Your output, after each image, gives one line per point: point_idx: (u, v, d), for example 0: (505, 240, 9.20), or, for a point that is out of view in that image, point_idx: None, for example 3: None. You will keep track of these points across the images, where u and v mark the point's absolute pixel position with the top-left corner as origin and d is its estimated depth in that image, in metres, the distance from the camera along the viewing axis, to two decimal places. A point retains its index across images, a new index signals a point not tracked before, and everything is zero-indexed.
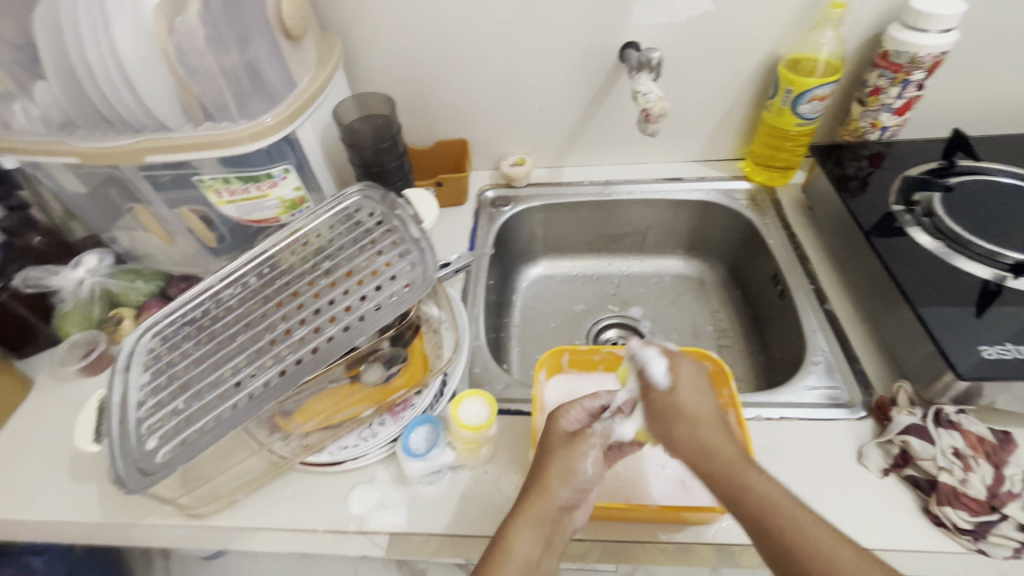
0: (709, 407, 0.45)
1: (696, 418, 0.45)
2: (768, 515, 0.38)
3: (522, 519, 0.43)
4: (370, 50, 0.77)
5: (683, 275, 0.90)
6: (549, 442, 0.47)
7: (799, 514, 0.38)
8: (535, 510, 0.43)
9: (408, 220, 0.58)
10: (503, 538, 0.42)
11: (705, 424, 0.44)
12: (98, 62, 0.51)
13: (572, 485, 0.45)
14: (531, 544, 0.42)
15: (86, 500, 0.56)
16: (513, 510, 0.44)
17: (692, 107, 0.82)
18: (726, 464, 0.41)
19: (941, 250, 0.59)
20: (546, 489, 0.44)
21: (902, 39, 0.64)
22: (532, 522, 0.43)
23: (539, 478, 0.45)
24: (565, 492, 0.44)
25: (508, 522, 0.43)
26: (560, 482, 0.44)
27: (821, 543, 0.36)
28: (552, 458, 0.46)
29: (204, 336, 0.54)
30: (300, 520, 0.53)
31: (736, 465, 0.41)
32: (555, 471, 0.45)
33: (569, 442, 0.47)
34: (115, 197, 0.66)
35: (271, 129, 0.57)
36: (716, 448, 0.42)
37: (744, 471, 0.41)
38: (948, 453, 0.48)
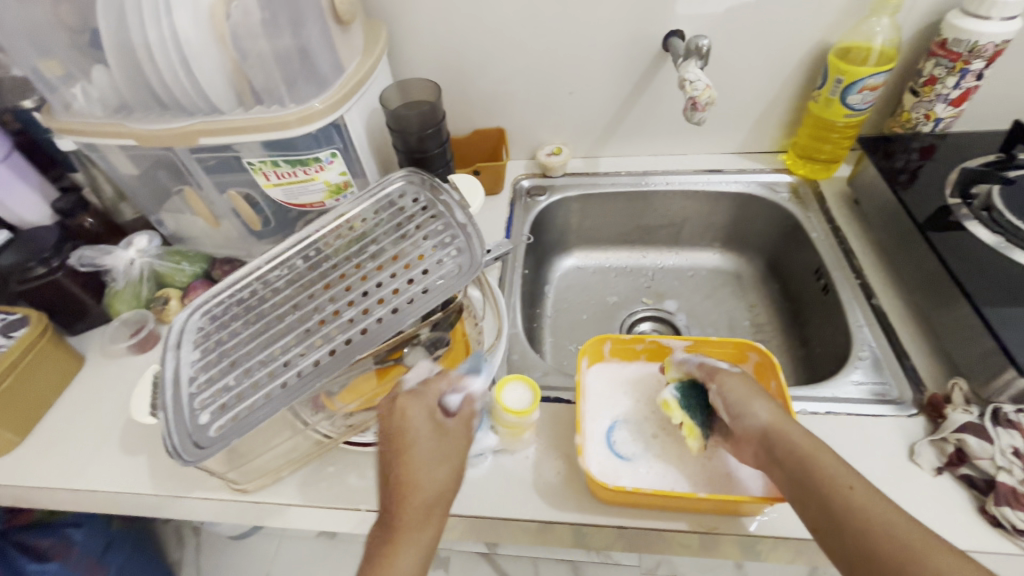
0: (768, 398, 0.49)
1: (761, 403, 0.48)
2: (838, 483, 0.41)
3: (406, 527, 0.40)
4: (412, 38, 0.77)
5: (719, 269, 0.89)
6: (405, 430, 0.44)
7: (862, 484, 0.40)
8: (411, 516, 0.41)
9: (453, 205, 0.58)
10: (387, 551, 0.39)
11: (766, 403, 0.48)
12: (157, 45, 0.53)
13: (429, 480, 0.42)
14: (416, 555, 0.39)
15: (137, 471, 0.58)
16: (391, 520, 0.41)
17: (734, 97, 0.80)
18: (794, 439, 0.44)
19: (1000, 246, 0.57)
20: (411, 484, 0.42)
21: (962, 26, 0.62)
22: (410, 532, 0.40)
23: (402, 476, 0.42)
24: (430, 492, 0.42)
25: (390, 533, 0.40)
26: (422, 477, 0.42)
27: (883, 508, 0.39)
28: (408, 455, 0.43)
29: (251, 316, 0.55)
30: (343, 498, 0.53)
31: (804, 440, 0.44)
32: (413, 465, 0.42)
33: (410, 435, 0.44)
34: (165, 180, 0.68)
35: (319, 114, 0.58)
36: (783, 424, 0.46)
37: (815, 447, 0.43)
38: (1007, 453, 0.46)
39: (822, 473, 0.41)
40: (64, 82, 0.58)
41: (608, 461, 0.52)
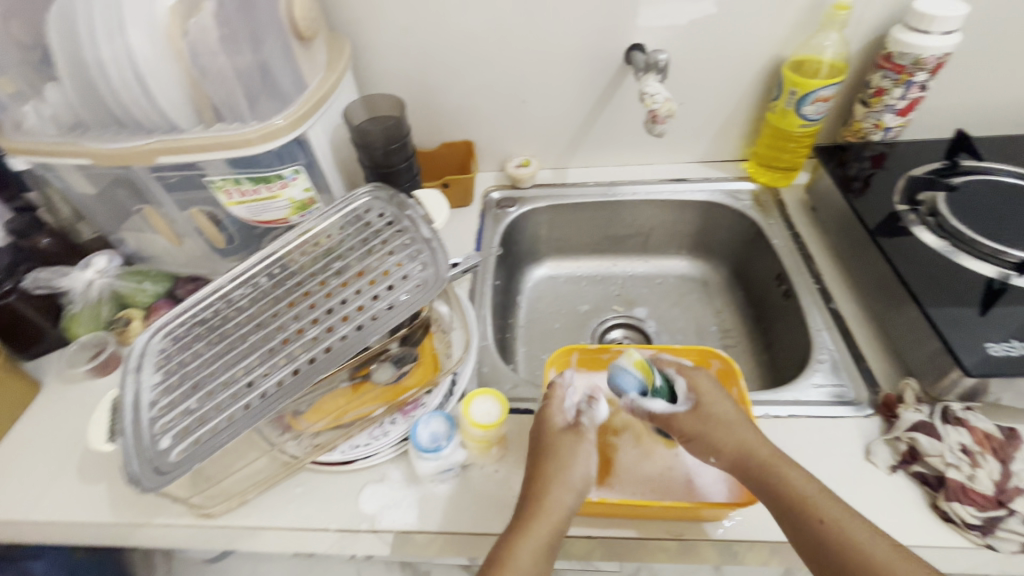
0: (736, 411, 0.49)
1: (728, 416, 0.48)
2: (808, 511, 0.42)
3: (536, 526, 0.43)
4: (377, 52, 0.78)
5: (686, 276, 0.91)
6: (549, 443, 0.48)
7: (831, 505, 0.42)
8: (538, 524, 0.43)
9: (418, 219, 0.58)
10: (506, 555, 0.41)
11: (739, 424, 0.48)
12: (111, 64, 0.52)
13: (573, 489, 0.45)
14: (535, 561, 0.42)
15: (96, 500, 0.56)
16: (515, 527, 0.43)
17: (696, 109, 0.82)
18: (764, 462, 0.45)
19: (946, 249, 0.60)
20: (549, 491, 0.45)
21: (904, 40, 0.65)
22: (537, 539, 0.43)
23: (542, 487, 0.45)
24: (564, 501, 0.45)
25: (520, 532, 0.43)
26: (561, 487, 0.45)
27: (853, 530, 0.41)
28: (548, 465, 0.46)
29: (215, 336, 0.54)
30: (311, 520, 0.53)
31: (771, 462, 0.45)
32: (556, 470, 0.46)
33: (568, 447, 0.48)
34: (124, 199, 0.66)
35: (280, 130, 0.57)
36: (752, 446, 0.46)
37: (786, 468, 0.44)
38: (955, 450, 0.48)
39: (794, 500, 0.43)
40: (15, 101, 0.57)
41: None
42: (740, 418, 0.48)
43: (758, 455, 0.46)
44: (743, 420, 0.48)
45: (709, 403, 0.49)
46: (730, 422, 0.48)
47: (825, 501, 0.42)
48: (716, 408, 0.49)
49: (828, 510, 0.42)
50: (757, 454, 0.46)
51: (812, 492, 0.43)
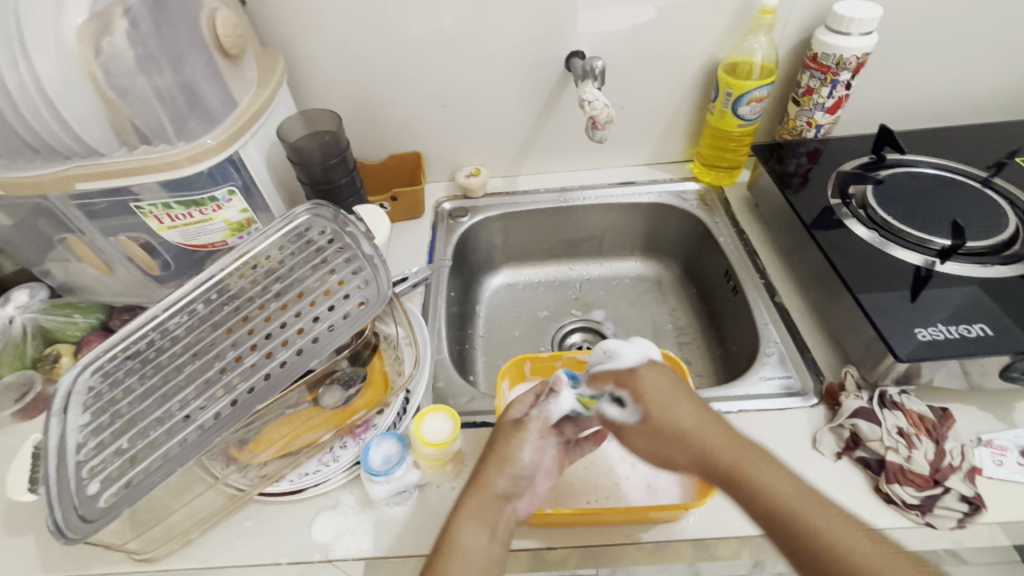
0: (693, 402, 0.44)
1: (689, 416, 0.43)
2: (786, 509, 0.37)
3: (463, 513, 0.43)
4: (315, 67, 0.76)
5: (641, 276, 0.92)
6: (498, 431, 0.48)
7: (814, 506, 0.37)
8: (474, 504, 0.43)
9: (360, 236, 0.57)
10: (447, 535, 0.42)
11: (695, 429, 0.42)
12: (17, 88, 0.49)
13: (509, 472, 0.45)
14: (475, 536, 0.42)
15: (25, 553, 0.52)
16: (456, 505, 0.44)
17: (639, 113, 0.84)
18: (726, 466, 0.40)
19: (876, 240, 0.63)
20: (485, 480, 0.45)
21: (827, 41, 0.68)
22: (473, 512, 0.43)
23: (484, 466, 0.46)
24: (504, 482, 0.45)
25: (448, 525, 0.43)
26: (498, 471, 0.45)
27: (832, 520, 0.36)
28: (493, 448, 0.47)
29: (148, 369, 0.51)
30: (262, 554, 0.50)
31: (737, 458, 0.40)
32: (495, 461, 0.45)
33: (513, 429, 0.47)
34: (45, 229, 0.62)
35: (210, 150, 0.55)
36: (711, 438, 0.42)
37: (752, 465, 0.40)
38: (893, 433, 0.50)
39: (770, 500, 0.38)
40: None
41: None
42: (699, 418, 0.43)
43: (716, 454, 0.41)
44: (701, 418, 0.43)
45: (666, 408, 0.44)
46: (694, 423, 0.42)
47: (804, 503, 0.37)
48: (675, 409, 0.43)
49: (805, 502, 0.37)
50: (718, 459, 0.41)
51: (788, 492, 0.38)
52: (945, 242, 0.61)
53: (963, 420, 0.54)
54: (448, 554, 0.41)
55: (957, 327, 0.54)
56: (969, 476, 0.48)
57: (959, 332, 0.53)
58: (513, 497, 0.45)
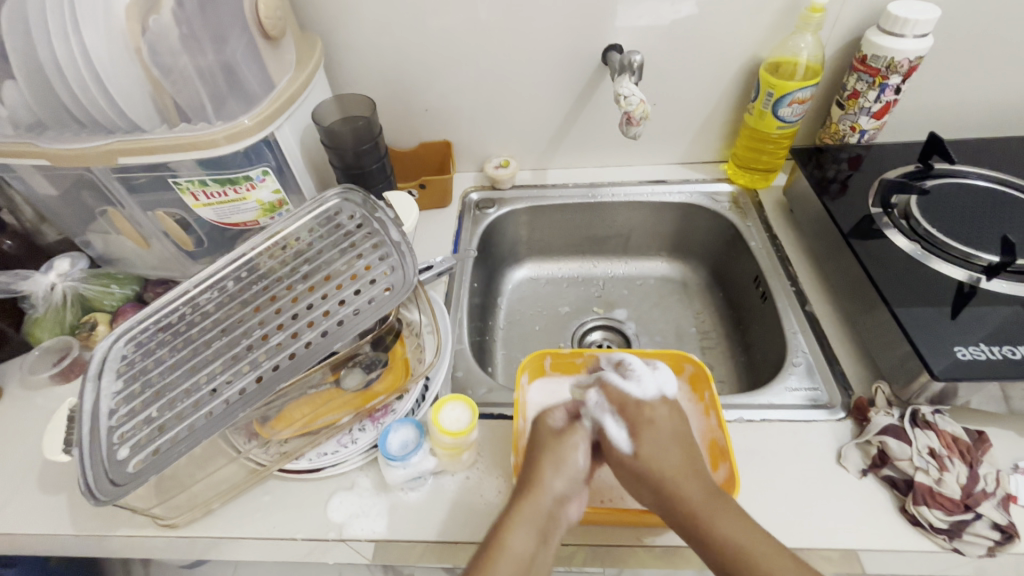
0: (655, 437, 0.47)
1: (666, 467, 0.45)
2: (739, 559, 0.40)
3: (513, 516, 0.43)
4: (351, 51, 0.76)
5: (667, 278, 0.90)
6: (538, 438, 0.48)
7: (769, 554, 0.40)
8: (528, 506, 0.43)
9: (388, 223, 0.57)
10: (499, 532, 0.42)
11: (672, 473, 0.45)
12: (67, 63, 0.50)
13: (565, 476, 0.46)
14: (526, 540, 0.42)
15: (58, 510, 0.54)
16: (508, 509, 0.44)
17: (675, 110, 0.82)
18: (692, 513, 0.43)
19: (918, 252, 0.60)
20: (539, 483, 0.45)
21: (878, 43, 0.65)
22: (526, 511, 0.43)
23: (531, 470, 0.46)
24: (558, 485, 0.45)
25: (493, 535, 0.42)
26: (554, 473, 0.45)
27: (781, 571, 0.39)
28: (543, 452, 0.47)
29: (178, 341, 0.53)
30: (277, 529, 0.52)
31: (699, 514, 0.42)
32: (545, 465, 0.46)
33: (563, 437, 0.48)
34: (88, 200, 0.64)
35: (247, 131, 0.56)
36: (683, 500, 0.43)
37: (715, 517, 0.42)
38: (924, 454, 0.48)
39: (724, 552, 0.40)
40: None
41: None
42: (679, 464, 0.45)
43: (676, 495, 0.44)
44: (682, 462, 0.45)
45: (658, 453, 0.46)
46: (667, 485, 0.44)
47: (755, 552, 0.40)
48: (664, 454, 0.46)
49: (754, 552, 0.40)
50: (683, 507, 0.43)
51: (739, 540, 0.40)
52: (992, 258, 0.58)
53: (999, 445, 0.52)
54: (499, 552, 0.41)
55: (1001, 348, 0.51)
56: (1002, 503, 0.47)
57: (1003, 353, 0.51)
58: (567, 501, 0.45)
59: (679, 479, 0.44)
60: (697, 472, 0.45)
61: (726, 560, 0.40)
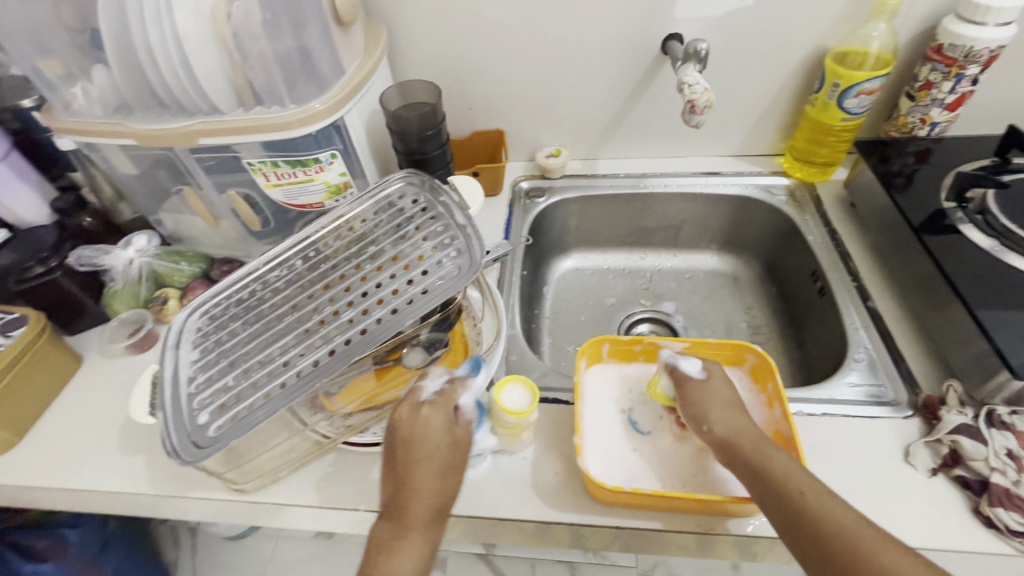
0: (726, 398, 0.50)
1: (729, 417, 0.48)
2: (789, 484, 0.42)
3: (407, 532, 0.42)
4: (412, 40, 0.78)
5: (717, 271, 0.89)
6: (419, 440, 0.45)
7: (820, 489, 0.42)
8: (399, 527, 0.42)
9: (453, 206, 0.58)
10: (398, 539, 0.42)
11: (727, 414, 0.48)
12: (158, 46, 0.52)
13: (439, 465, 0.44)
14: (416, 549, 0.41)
15: (137, 470, 0.57)
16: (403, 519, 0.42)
17: (733, 101, 0.81)
18: (753, 446, 0.45)
19: (995, 248, 0.58)
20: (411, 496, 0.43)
21: (957, 32, 0.63)
22: (405, 531, 0.42)
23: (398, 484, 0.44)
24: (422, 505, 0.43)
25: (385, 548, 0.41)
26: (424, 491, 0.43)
27: (824, 498, 0.41)
28: (416, 463, 0.44)
29: (250, 316, 0.55)
30: (342, 499, 0.53)
31: (756, 446, 0.45)
32: (412, 481, 0.43)
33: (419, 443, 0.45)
34: (165, 180, 0.67)
35: (319, 114, 0.58)
36: (739, 435, 0.47)
37: (767, 451, 0.45)
38: (1001, 455, 0.46)
39: (776, 477, 0.43)
40: (64, 82, 0.58)
41: (607, 463, 0.54)
42: (731, 406, 0.49)
43: (726, 429, 0.47)
44: (735, 408, 0.49)
45: (708, 399, 0.50)
46: (729, 425, 0.47)
47: (804, 479, 0.42)
48: (715, 403, 0.49)
49: (806, 480, 0.42)
50: (740, 442, 0.46)
51: (788, 467, 0.43)
52: None
53: None
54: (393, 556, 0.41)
55: None
56: None
57: None
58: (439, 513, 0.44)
59: (734, 420, 0.48)
60: (746, 417, 0.49)
61: (777, 478, 0.43)
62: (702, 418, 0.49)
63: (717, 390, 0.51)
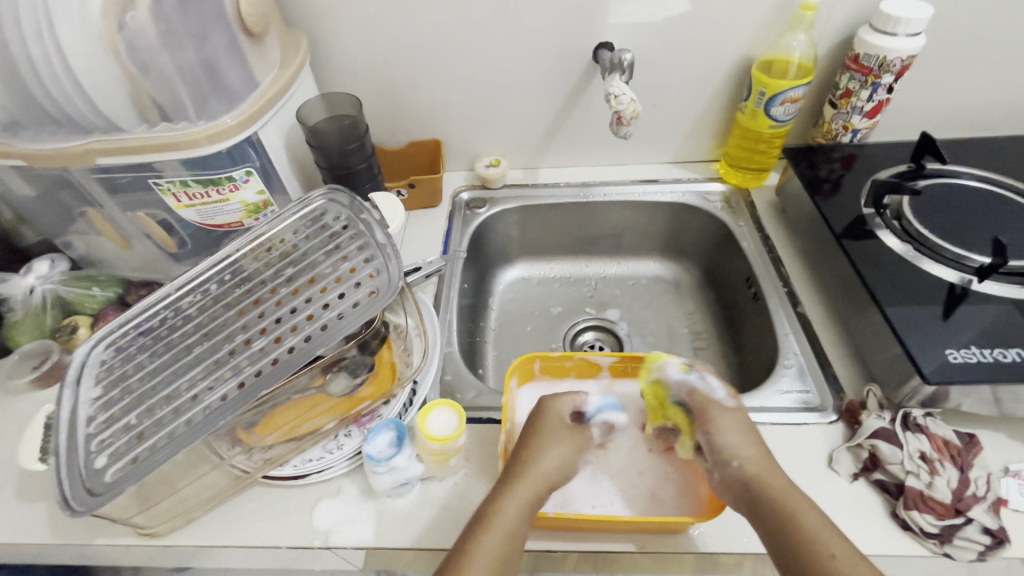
0: (753, 434, 0.48)
1: (756, 455, 0.46)
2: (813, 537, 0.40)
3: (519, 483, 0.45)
4: (339, 49, 0.75)
5: (659, 277, 0.90)
6: (538, 424, 0.50)
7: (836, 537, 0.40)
8: (518, 484, 0.45)
9: (374, 224, 0.56)
10: (492, 505, 0.44)
11: (753, 454, 0.46)
12: (43, 61, 0.49)
13: (563, 462, 0.48)
14: (518, 512, 0.43)
15: (36, 518, 0.53)
16: (503, 480, 0.46)
17: (668, 109, 0.81)
18: (782, 495, 0.43)
19: (910, 253, 0.60)
20: (535, 462, 0.47)
21: (871, 42, 0.64)
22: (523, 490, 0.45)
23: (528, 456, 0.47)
24: (552, 473, 0.46)
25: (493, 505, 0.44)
26: (547, 456, 0.47)
27: (846, 554, 0.39)
28: (541, 437, 0.49)
29: (159, 346, 0.52)
30: (262, 537, 0.51)
31: (787, 495, 0.43)
32: (546, 451, 0.48)
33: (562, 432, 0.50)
34: (67, 201, 0.63)
35: (230, 130, 0.55)
36: (770, 478, 0.44)
37: (799, 503, 0.42)
38: (914, 457, 0.48)
39: (805, 534, 0.41)
40: None
41: None
42: (757, 445, 0.47)
43: (753, 469, 0.45)
44: (759, 448, 0.47)
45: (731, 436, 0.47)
46: (757, 464, 0.45)
47: (836, 541, 0.40)
48: (738, 440, 0.47)
49: (828, 535, 0.40)
50: (769, 486, 0.44)
51: (820, 527, 0.41)
52: (984, 260, 0.58)
53: (990, 448, 0.52)
54: (493, 525, 0.43)
55: (992, 351, 0.51)
56: (993, 507, 0.46)
57: (994, 356, 0.51)
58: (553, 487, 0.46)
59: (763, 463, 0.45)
60: (774, 461, 0.46)
61: (807, 538, 0.40)
62: (731, 454, 0.46)
63: (739, 419, 0.49)
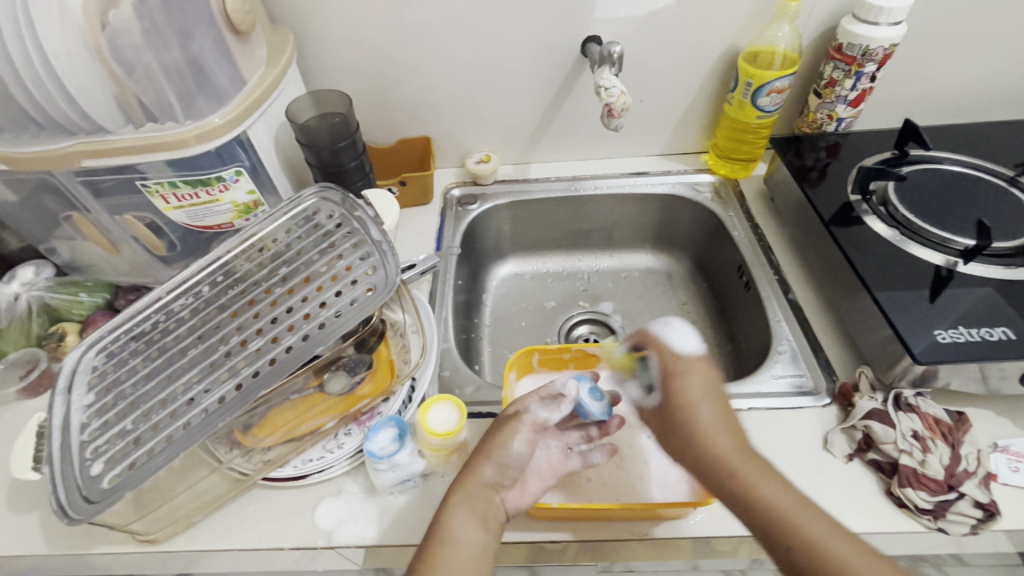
0: (712, 396, 0.46)
1: (714, 434, 0.43)
2: (777, 519, 0.38)
3: (456, 496, 0.43)
4: (325, 47, 0.74)
5: (651, 269, 0.91)
6: (494, 425, 0.48)
7: (808, 514, 0.38)
8: (465, 490, 0.43)
9: (368, 221, 0.56)
10: (439, 524, 0.42)
11: (704, 432, 0.43)
12: (22, 62, 0.47)
13: (497, 461, 0.45)
14: (465, 524, 0.42)
15: (30, 529, 0.52)
16: (448, 493, 0.44)
17: (656, 101, 0.82)
18: (734, 474, 0.41)
19: (896, 238, 0.61)
20: (475, 469, 0.45)
21: (854, 31, 0.66)
22: (463, 499, 0.43)
23: (473, 462, 0.45)
24: (492, 472, 0.44)
25: (435, 526, 0.42)
26: (489, 460, 0.45)
27: (822, 531, 0.37)
28: (488, 439, 0.46)
29: (152, 350, 0.51)
30: (264, 539, 0.50)
31: (741, 475, 0.41)
32: (488, 451, 0.45)
33: (508, 422, 0.47)
34: (51, 205, 0.62)
35: (218, 130, 0.54)
36: (725, 458, 0.42)
37: (756, 480, 0.40)
38: (907, 436, 0.49)
39: (767, 516, 0.39)
40: None
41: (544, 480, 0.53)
42: (715, 420, 0.44)
43: (715, 453, 0.42)
44: (716, 424, 0.44)
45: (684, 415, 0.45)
46: (711, 444, 0.43)
47: (805, 515, 0.38)
48: (693, 420, 0.44)
49: (802, 514, 0.38)
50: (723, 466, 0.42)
51: (788, 503, 0.39)
52: (968, 242, 0.59)
53: (979, 425, 0.53)
54: (444, 545, 0.41)
55: (979, 330, 0.52)
56: (983, 482, 0.48)
57: (981, 335, 0.52)
58: (501, 487, 0.45)
59: (717, 439, 0.43)
60: (729, 430, 0.44)
61: (768, 514, 0.39)
62: (688, 441, 0.44)
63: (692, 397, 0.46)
